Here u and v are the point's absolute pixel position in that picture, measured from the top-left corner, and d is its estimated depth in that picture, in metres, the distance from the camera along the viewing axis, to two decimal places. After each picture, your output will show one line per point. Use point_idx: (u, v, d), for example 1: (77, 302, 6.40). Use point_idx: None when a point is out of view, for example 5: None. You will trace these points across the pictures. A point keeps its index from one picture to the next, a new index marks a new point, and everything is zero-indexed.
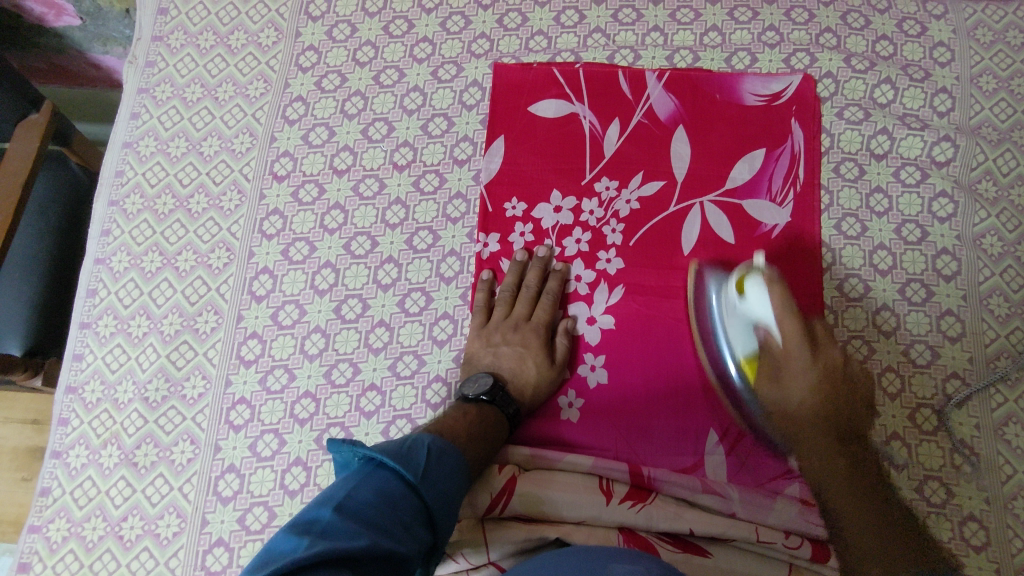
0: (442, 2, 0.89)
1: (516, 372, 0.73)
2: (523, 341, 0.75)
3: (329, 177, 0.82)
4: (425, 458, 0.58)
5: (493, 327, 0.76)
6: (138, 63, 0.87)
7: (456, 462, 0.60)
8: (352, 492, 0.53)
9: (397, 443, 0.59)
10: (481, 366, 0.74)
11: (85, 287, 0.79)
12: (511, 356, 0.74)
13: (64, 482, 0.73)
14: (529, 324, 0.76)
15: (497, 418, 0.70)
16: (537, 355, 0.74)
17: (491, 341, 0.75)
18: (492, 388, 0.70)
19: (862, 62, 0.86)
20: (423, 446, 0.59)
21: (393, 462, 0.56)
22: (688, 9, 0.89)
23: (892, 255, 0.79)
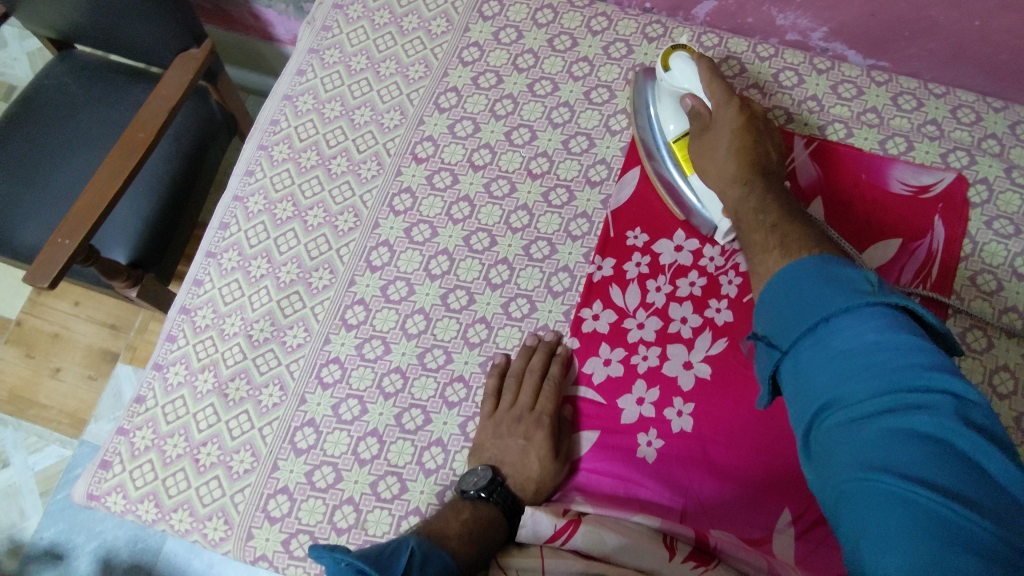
0: (609, 28, 0.91)
1: (519, 466, 0.71)
2: (527, 433, 0.71)
3: (465, 170, 0.84)
4: (406, 564, 0.56)
5: (501, 417, 0.73)
6: (316, 25, 0.92)
7: (440, 570, 0.59)
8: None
9: (376, 552, 0.57)
10: (488, 457, 0.72)
11: (220, 219, 0.84)
12: (516, 448, 0.71)
13: (158, 395, 0.77)
14: (533, 414, 0.72)
15: (495, 516, 0.69)
16: (540, 448, 0.71)
17: (497, 430, 0.73)
18: (490, 485, 0.69)
19: (1023, 176, 0.83)
20: (406, 550, 0.57)
21: (374, 569, 0.54)
22: (852, 85, 0.88)
23: (1014, 380, 0.75)
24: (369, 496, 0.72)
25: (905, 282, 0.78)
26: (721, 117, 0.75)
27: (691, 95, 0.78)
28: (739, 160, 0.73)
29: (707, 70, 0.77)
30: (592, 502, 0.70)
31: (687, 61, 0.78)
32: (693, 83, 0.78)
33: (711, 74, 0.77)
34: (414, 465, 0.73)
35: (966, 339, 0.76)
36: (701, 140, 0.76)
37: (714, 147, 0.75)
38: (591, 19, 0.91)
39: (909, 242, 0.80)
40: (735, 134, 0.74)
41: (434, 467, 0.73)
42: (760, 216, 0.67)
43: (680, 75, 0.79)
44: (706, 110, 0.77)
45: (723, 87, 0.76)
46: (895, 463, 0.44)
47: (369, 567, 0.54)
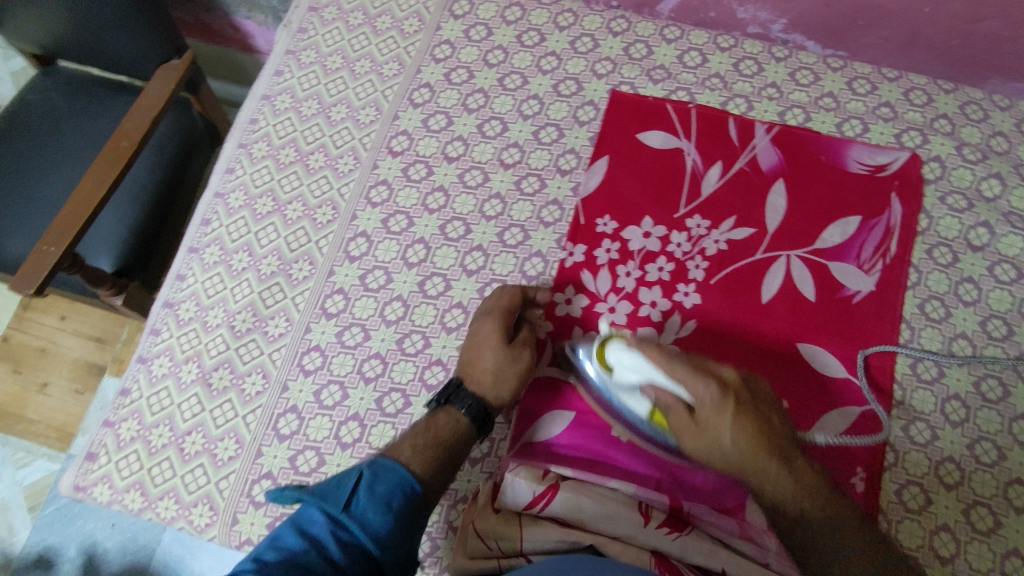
0: (575, 24, 0.94)
1: (472, 367, 0.73)
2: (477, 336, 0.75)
3: (439, 162, 0.87)
4: (355, 484, 0.60)
5: (473, 328, 0.77)
6: (291, 28, 0.95)
7: (398, 485, 0.61)
8: (277, 539, 0.56)
9: (330, 479, 0.62)
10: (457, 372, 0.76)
11: (201, 216, 0.86)
12: (470, 353, 0.75)
13: (143, 386, 0.79)
14: (486, 314, 0.76)
15: (456, 414, 0.70)
16: (489, 340, 0.73)
17: (468, 343, 0.76)
18: (449, 385, 0.73)
19: (974, 153, 0.86)
20: (357, 473, 0.61)
21: (320, 504, 0.59)
22: (809, 72, 0.92)
23: (972, 346, 0.78)
24: None
25: (865, 258, 0.82)
26: (711, 420, 0.65)
27: (649, 388, 0.68)
28: (751, 442, 0.64)
29: (658, 357, 0.67)
30: (572, 467, 0.73)
31: (628, 351, 0.69)
32: (647, 372, 0.67)
33: (671, 363, 0.67)
34: None
35: (925, 309, 0.80)
36: (688, 429, 0.66)
37: (717, 437, 0.65)
38: (557, 16, 0.95)
39: (868, 219, 0.83)
40: (738, 416, 0.65)
41: None
42: (768, 476, 0.64)
43: (626, 373, 0.68)
44: (677, 403, 0.67)
45: (692, 371, 0.66)
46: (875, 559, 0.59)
47: (316, 497, 0.59)
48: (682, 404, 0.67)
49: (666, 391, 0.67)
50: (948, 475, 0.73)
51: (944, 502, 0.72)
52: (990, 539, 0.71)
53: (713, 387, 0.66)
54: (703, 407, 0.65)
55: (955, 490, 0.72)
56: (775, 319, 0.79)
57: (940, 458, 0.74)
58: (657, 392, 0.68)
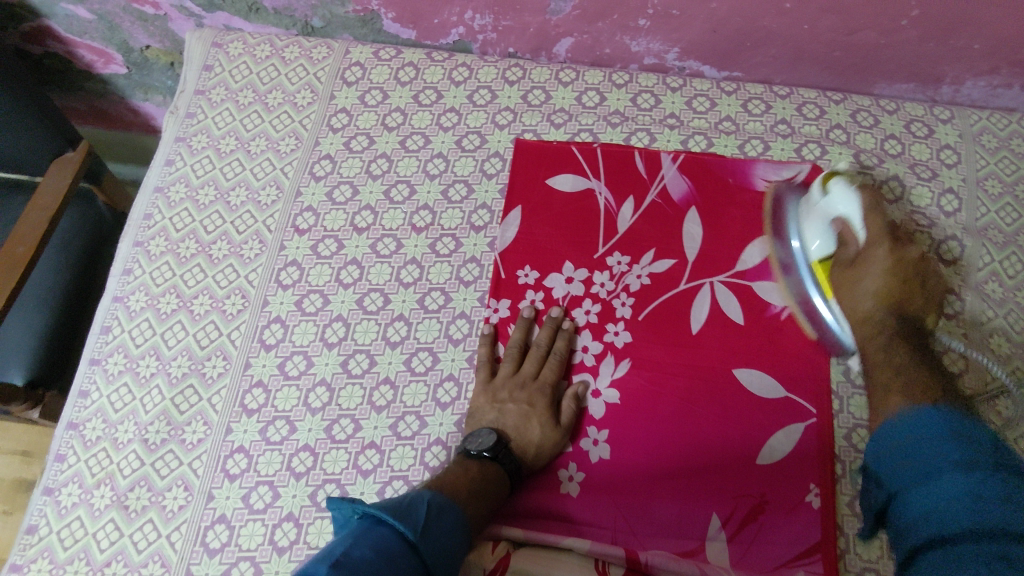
0: (471, 77, 0.94)
1: (521, 429, 0.73)
2: (529, 399, 0.75)
3: (348, 234, 0.84)
4: (425, 515, 0.59)
5: (497, 384, 0.76)
6: (179, 114, 0.92)
7: (454, 522, 0.61)
8: (351, 547, 0.53)
9: (395, 501, 0.60)
10: (486, 422, 0.74)
11: (100, 323, 0.81)
12: (517, 413, 0.74)
13: (52, 520, 0.72)
14: (535, 383, 0.76)
15: (500, 475, 0.70)
16: (542, 416, 0.74)
17: (495, 398, 0.75)
18: (496, 445, 0.70)
19: (870, 158, 0.89)
20: (422, 502, 0.60)
21: (394, 518, 0.57)
22: (704, 98, 0.93)
23: None
24: None
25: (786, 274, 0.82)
26: (870, 256, 0.76)
27: (841, 222, 0.78)
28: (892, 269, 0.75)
29: (869, 204, 0.78)
30: (522, 529, 0.70)
31: (850, 188, 0.78)
32: (853, 211, 0.77)
33: (870, 209, 0.78)
34: None
35: None
36: (852, 262, 0.77)
37: (856, 299, 0.76)
38: (452, 71, 0.94)
39: (783, 236, 0.84)
40: (886, 273, 0.74)
41: None
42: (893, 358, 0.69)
43: (838, 198, 0.78)
44: (854, 241, 0.77)
45: (880, 221, 0.77)
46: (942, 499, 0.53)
47: (387, 515, 0.57)
48: (854, 229, 0.77)
49: (853, 222, 0.77)
50: None
51: None
52: None
53: (887, 238, 0.76)
54: (873, 248, 0.76)
55: None
56: (707, 347, 0.79)
57: None
58: (844, 224, 0.77)
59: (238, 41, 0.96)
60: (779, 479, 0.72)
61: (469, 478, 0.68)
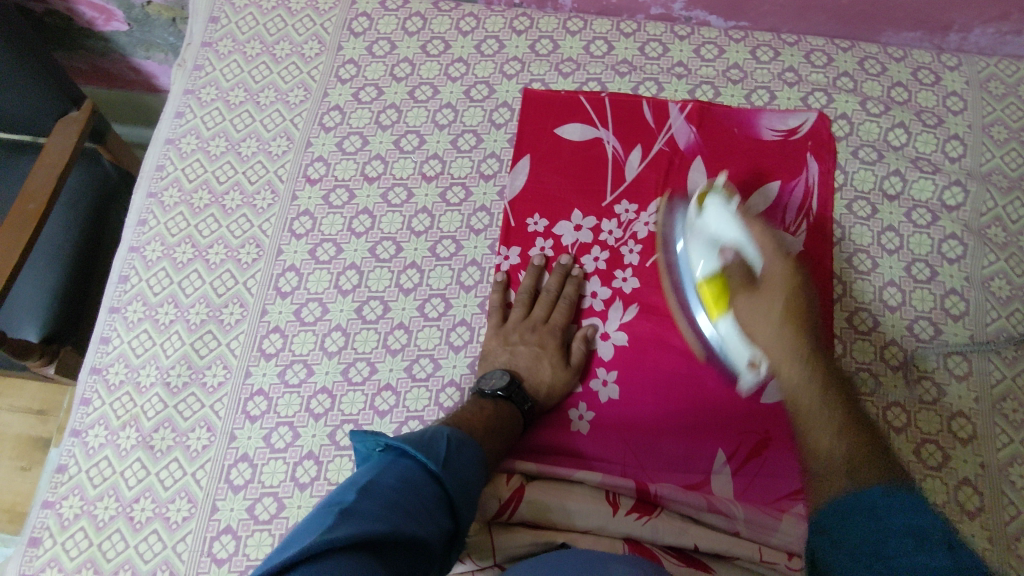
0: (478, 27, 0.94)
1: (533, 369, 0.75)
2: (541, 341, 0.77)
3: (360, 184, 0.85)
4: (447, 449, 0.60)
5: (510, 327, 0.78)
6: (187, 66, 0.92)
7: (474, 457, 0.61)
8: (376, 478, 0.54)
9: (419, 434, 0.61)
10: (498, 364, 0.76)
11: (118, 273, 0.83)
12: (529, 354, 0.76)
13: (80, 460, 0.75)
14: (547, 325, 0.78)
15: (514, 414, 0.72)
16: (553, 356, 0.76)
17: (507, 341, 0.77)
18: (509, 384, 0.72)
19: (877, 106, 0.89)
20: (445, 437, 0.60)
21: (415, 451, 0.58)
22: (712, 46, 0.93)
23: (901, 292, 0.81)
24: None
25: (791, 220, 0.83)
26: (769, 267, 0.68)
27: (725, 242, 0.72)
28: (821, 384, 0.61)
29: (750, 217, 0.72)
30: (534, 462, 0.72)
31: (725, 209, 0.74)
32: (733, 231, 0.71)
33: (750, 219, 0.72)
34: None
35: (853, 263, 0.82)
36: (734, 282, 0.69)
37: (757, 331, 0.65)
38: (459, 21, 0.94)
39: (788, 183, 0.85)
40: (789, 294, 0.65)
41: None
42: (823, 417, 0.59)
43: (718, 222, 0.73)
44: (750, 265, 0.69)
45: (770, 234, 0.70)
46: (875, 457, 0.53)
47: (410, 447, 0.58)
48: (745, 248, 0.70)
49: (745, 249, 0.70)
50: (896, 419, 0.75)
51: (897, 446, 0.74)
52: (942, 474, 0.73)
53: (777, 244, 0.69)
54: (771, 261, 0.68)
55: (905, 433, 0.74)
56: None
57: (888, 404, 0.76)
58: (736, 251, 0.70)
59: None
60: (784, 417, 0.74)
61: (485, 415, 0.69)
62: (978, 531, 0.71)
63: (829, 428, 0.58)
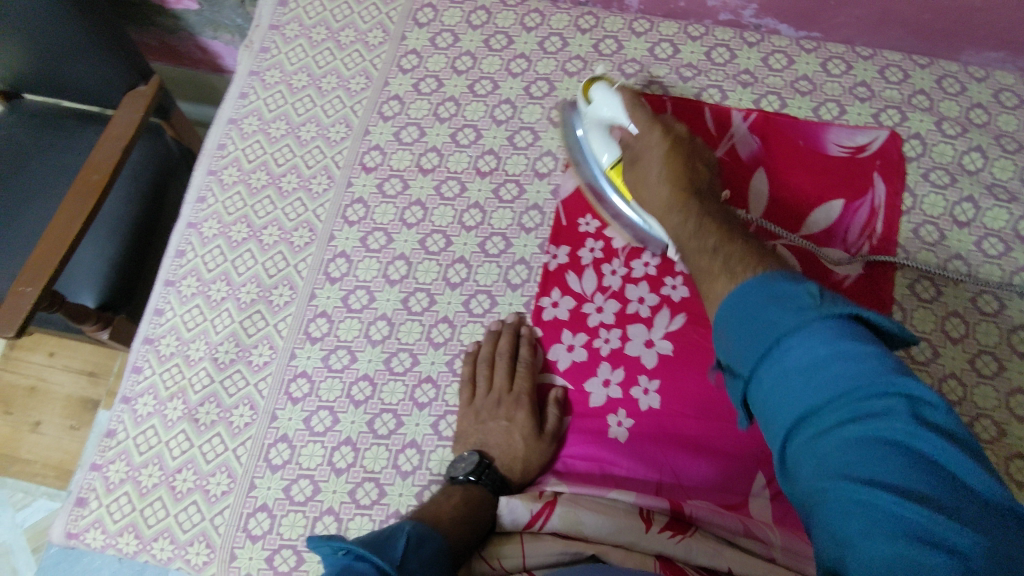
0: (543, 24, 0.93)
1: (504, 447, 0.73)
2: (510, 414, 0.74)
3: (414, 175, 0.86)
4: (403, 547, 0.58)
5: (479, 403, 0.75)
6: (254, 48, 0.94)
7: (435, 553, 0.60)
8: None
9: (373, 536, 0.58)
10: (470, 444, 0.73)
11: (175, 247, 0.85)
12: (499, 431, 0.73)
13: (129, 426, 0.77)
14: (512, 395, 0.74)
15: (487, 497, 0.70)
16: (524, 428, 0.73)
17: (478, 417, 0.74)
18: (479, 468, 0.71)
19: (953, 127, 0.85)
20: (401, 535, 0.59)
21: (371, 553, 0.55)
22: (782, 55, 0.91)
23: (965, 324, 0.77)
24: (348, 504, 0.72)
25: (851, 240, 0.81)
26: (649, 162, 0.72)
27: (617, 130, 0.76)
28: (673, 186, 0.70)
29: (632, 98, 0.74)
30: (568, 483, 0.72)
31: (608, 90, 0.76)
32: (616, 113, 0.75)
33: (632, 105, 0.74)
34: (390, 469, 0.73)
35: (915, 289, 0.79)
36: (631, 172, 0.74)
37: (649, 191, 0.72)
38: (524, 17, 0.93)
39: (851, 201, 0.82)
40: (665, 162, 0.71)
41: (411, 468, 0.73)
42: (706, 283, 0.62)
43: (602, 107, 0.76)
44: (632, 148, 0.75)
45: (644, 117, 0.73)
46: (882, 480, 0.42)
47: (365, 550, 0.55)
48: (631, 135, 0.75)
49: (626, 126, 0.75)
50: None
51: None
52: None
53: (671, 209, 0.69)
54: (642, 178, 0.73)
55: None
56: None
57: None
58: (622, 131, 0.76)
59: None
60: None
61: (452, 504, 0.67)
62: None
63: (711, 251, 0.64)
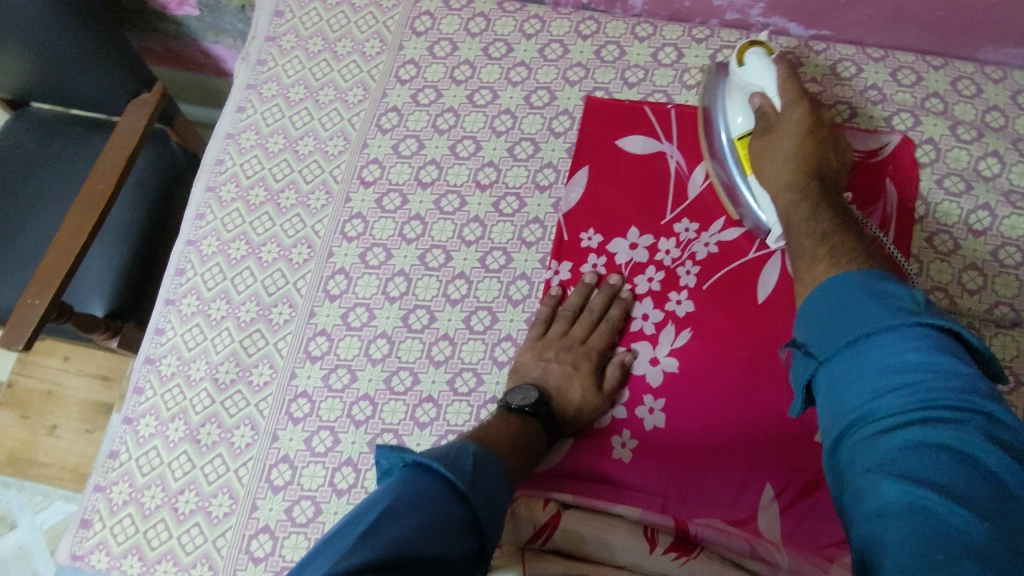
0: (543, 30, 0.91)
1: (562, 390, 0.73)
2: (574, 362, 0.74)
3: (413, 189, 0.84)
4: (472, 465, 0.57)
5: (548, 342, 0.75)
6: (251, 60, 0.93)
7: (499, 476, 0.59)
8: (398, 492, 0.53)
9: (442, 450, 0.58)
10: (529, 377, 0.74)
11: (175, 265, 0.84)
12: (560, 372, 0.73)
13: (131, 448, 0.77)
14: (583, 347, 0.75)
15: (537, 432, 0.70)
16: (585, 379, 0.73)
17: (543, 357, 0.75)
18: (537, 402, 0.70)
19: (968, 132, 0.82)
20: (467, 454, 0.58)
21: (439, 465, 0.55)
22: (790, 58, 0.88)
23: (980, 337, 0.75)
24: None
25: None
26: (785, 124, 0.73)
27: (761, 97, 0.75)
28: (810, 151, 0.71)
29: (785, 71, 0.75)
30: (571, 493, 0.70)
31: (766, 62, 0.76)
32: (768, 83, 0.75)
33: (787, 76, 0.74)
34: None
35: (928, 301, 0.76)
36: (764, 149, 0.74)
37: (783, 149, 0.72)
38: (523, 23, 0.91)
39: (863, 210, 0.80)
40: (800, 138, 0.72)
41: None
42: (818, 268, 0.64)
43: (756, 73, 0.76)
44: (773, 113, 0.74)
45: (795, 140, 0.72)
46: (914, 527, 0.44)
47: (434, 462, 0.55)
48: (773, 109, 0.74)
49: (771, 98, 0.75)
50: None
51: None
52: None
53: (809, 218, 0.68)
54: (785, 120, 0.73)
55: None
56: (773, 321, 0.75)
57: None
58: (762, 97, 0.75)
59: None
60: None
61: (509, 432, 0.67)
62: None
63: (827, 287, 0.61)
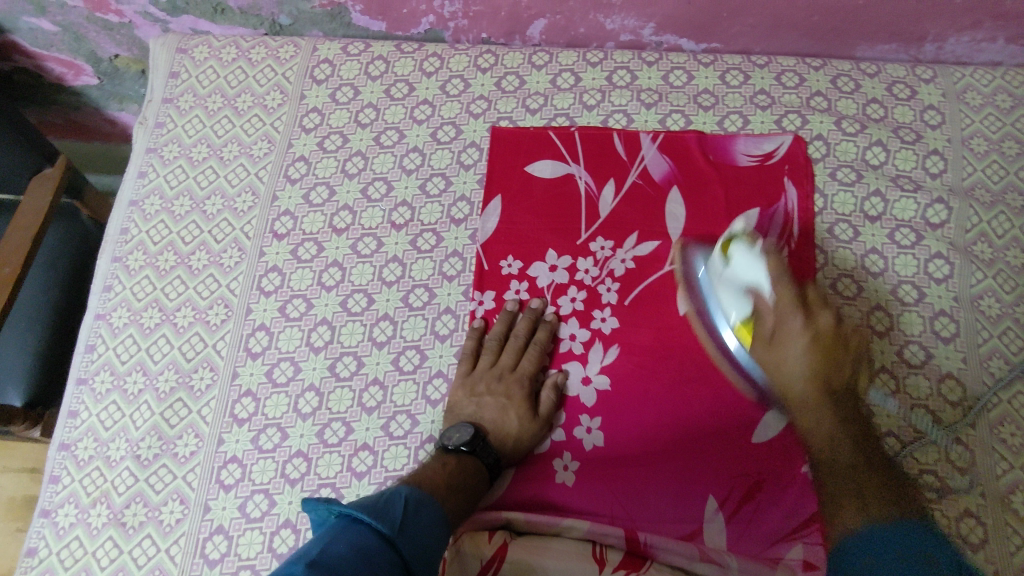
0: (442, 67, 0.92)
1: (499, 423, 0.73)
2: (507, 391, 0.74)
3: (328, 236, 0.83)
4: (403, 511, 0.57)
5: (477, 376, 0.75)
6: (149, 124, 0.91)
7: (434, 517, 0.59)
8: (326, 546, 0.51)
9: (372, 498, 0.58)
10: (464, 415, 0.73)
11: (85, 342, 0.81)
12: (494, 405, 0.73)
13: (51, 541, 0.73)
14: (513, 374, 0.75)
15: (479, 469, 0.69)
16: (520, 407, 0.73)
17: (475, 391, 0.74)
18: (473, 439, 0.69)
19: (852, 125, 0.87)
20: (399, 500, 0.58)
21: (369, 516, 0.55)
22: (681, 71, 0.92)
23: (889, 316, 0.78)
24: None
25: None
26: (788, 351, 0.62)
27: (753, 291, 0.65)
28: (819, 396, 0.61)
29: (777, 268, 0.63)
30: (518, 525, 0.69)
31: (750, 254, 0.66)
32: (761, 279, 0.64)
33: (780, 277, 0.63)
34: None
35: (837, 289, 0.79)
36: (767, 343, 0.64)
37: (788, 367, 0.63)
38: (422, 62, 0.92)
39: (766, 210, 0.83)
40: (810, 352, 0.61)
41: None
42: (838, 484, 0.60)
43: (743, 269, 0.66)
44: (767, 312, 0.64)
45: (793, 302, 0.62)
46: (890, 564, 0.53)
47: (361, 512, 0.55)
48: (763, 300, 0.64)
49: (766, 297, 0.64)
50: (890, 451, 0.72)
51: None
52: (942, 506, 0.70)
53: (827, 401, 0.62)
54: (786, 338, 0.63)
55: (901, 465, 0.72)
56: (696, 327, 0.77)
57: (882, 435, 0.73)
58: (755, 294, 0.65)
59: (204, 45, 0.95)
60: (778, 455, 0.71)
61: (444, 472, 0.67)
62: (982, 565, 0.68)
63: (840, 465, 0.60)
